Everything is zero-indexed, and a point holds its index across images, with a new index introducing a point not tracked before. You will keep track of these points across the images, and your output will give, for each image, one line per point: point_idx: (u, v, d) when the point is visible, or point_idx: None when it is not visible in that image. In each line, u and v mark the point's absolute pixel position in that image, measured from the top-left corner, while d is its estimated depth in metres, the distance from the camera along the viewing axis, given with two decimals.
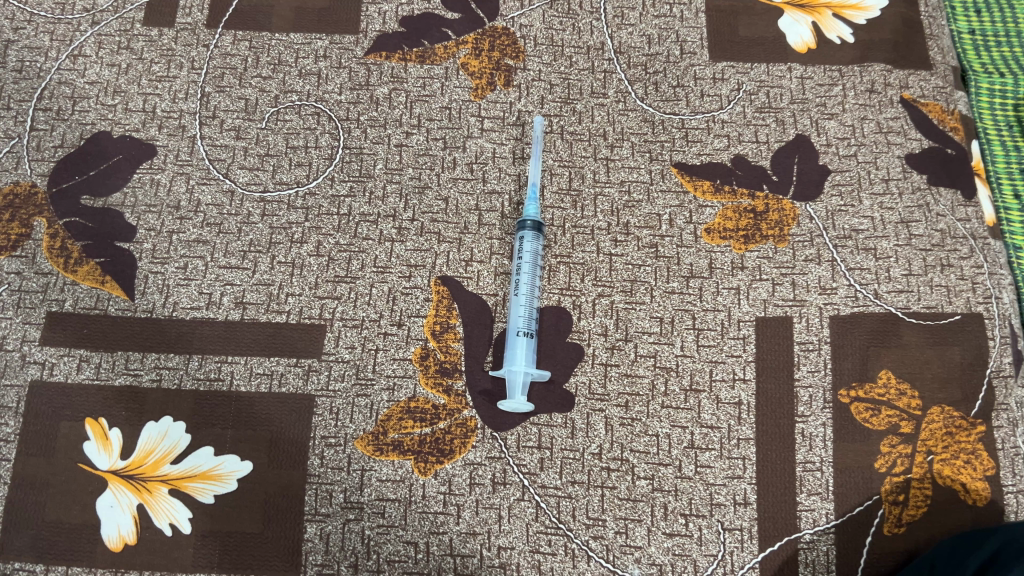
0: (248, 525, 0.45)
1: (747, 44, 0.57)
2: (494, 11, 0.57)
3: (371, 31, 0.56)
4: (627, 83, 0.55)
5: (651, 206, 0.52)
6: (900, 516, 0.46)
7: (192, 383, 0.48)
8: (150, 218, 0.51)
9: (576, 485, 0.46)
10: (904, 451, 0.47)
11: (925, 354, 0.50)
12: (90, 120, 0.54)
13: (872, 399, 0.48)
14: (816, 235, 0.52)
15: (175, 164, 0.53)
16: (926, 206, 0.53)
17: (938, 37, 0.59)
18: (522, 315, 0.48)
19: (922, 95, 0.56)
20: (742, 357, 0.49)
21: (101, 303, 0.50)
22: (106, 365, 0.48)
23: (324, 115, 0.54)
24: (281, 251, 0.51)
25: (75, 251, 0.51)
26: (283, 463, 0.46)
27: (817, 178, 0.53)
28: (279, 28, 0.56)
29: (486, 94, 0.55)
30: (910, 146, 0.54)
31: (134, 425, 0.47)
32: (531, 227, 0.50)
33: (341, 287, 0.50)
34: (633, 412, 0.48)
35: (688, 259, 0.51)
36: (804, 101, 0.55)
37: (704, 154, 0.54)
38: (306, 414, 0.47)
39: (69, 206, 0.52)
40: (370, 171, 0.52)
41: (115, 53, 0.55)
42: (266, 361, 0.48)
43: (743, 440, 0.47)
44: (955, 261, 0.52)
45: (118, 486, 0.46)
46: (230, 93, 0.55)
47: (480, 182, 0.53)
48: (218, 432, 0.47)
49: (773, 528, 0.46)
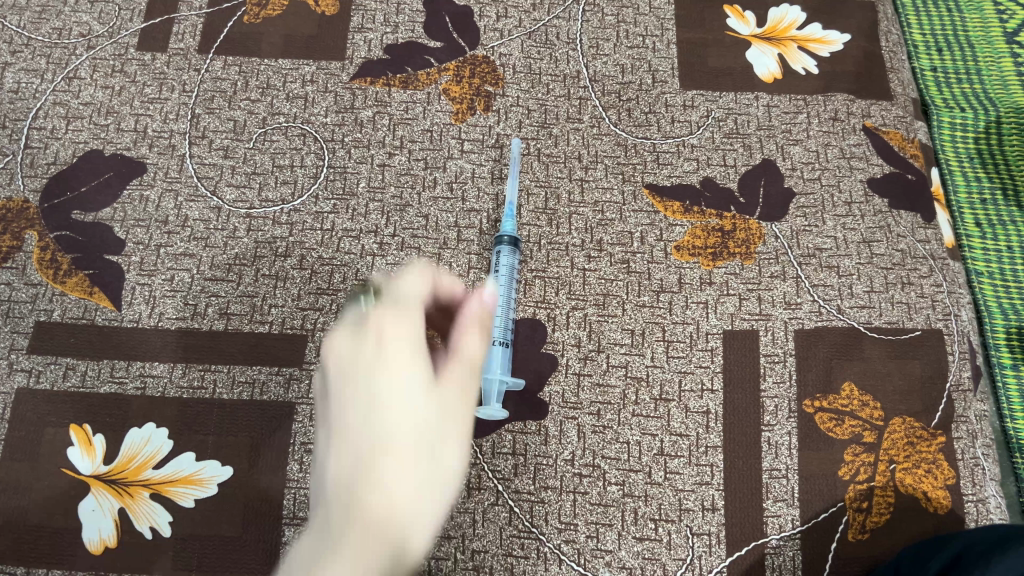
0: (228, 528, 0.46)
1: (716, 74, 0.60)
2: (474, 41, 0.60)
3: (356, 58, 0.59)
4: (602, 110, 0.58)
5: (624, 224, 0.54)
6: (863, 523, 0.48)
7: (176, 391, 0.49)
8: (139, 232, 0.53)
9: (549, 490, 0.48)
10: (867, 460, 0.49)
11: (887, 367, 0.51)
12: (83, 139, 0.56)
13: (836, 409, 0.50)
14: (781, 253, 0.54)
15: (164, 181, 0.54)
16: (887, 227, 0.55)
17: (898, 71, 0.62)
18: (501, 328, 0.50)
19: (883, 123, 0.59)
20: (710, 367, 0.51)
21: (89, 313, 0.51)
22: (91, 373, 0.50)
23: (309, 136, 0.56)
24: (265, 265, 0.52)
25: (64, 264, 0.52)
26: (263, 468, 0.47)
27: (782, 200, 0.55)
28: (269, 54, 0.59)
29: (466, 118, 0.57)
30: (871, 171, 0.57)
31: (118, 431, 0.48)
32: (509, 243, 0.52)
33: (323, 299, 0.51)
34: (605, 420, 0.49)
35: (658, 274, 0.53)
36: (770, 128, 0.58)
37: (674, 176, 0.56)
38: (287, 421, 0.48)
39: (60, 220, 0.53)
40: (353, 189, 0.54)
41: (109, 76, 0.58)
42: (249, 370, 0.50)
43: (711, 447, 0.49)
44: (916, 280, 0.54)
45: (100, 491, 0.47)
46: (219, 114, 0.57)
47: (460, 201, 0.55)
48: (200, 438, 0.48)
49: (740, 533, 0.47)
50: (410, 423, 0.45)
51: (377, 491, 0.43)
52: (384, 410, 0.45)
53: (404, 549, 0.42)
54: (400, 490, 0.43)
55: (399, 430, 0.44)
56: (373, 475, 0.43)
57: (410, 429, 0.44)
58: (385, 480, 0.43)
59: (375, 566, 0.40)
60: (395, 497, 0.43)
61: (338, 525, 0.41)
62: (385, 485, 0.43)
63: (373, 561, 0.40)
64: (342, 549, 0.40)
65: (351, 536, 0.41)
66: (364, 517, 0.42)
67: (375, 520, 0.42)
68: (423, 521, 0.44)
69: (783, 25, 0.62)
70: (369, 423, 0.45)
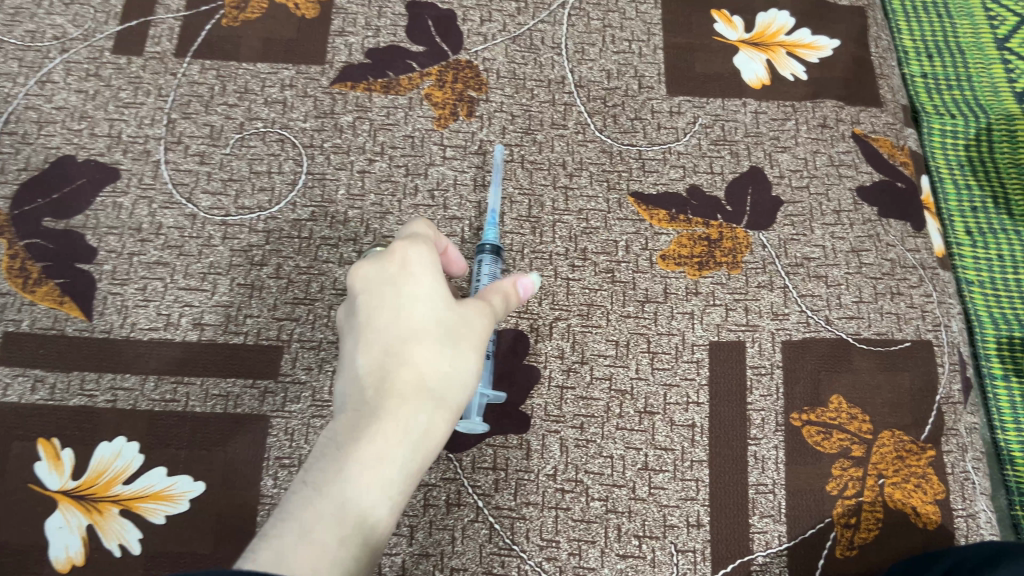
0: (200, 546, 0.45)
1: (704, 79, 0.59)
2: (458, 45, 0.59)
3: (336, 62, 0.58)
4: (587, 116, 0.57)
5: (609, 233, 0.53)
6: (851, 539, 0.47)
7: (148, 404, 0.48)
8: (111, 240, 0.52)
9: (530, 506, 0.46)
10: (855, 475, 0.48)
11: (876, 379, 0.50)
12: (55, 144, 0.54)
13: (824, 422, 0.49)
14: (768, 262, 0.53)
15: (138, 188, 0.53)
16: (876, 236, 0.54)
17: (888, 77, 0.61)
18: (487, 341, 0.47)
19: (873, 130, 0.58)
20: (696, 380, 0.49)
21: (59, 323, 0.50)
22: (61, 385, 0.48)
23: (288, 141, 0.55)
24: (240, 274, 0.51)
25: (34, 272, 0.51)
26: (237, 483, 0.46)
27: (770, 209, 0.54)
28: (248, 58, 0.57)
29: (448, 124, 0.56)
30: (860, 179, 0.56)
31: (87, 444, 0.47)
32: (491, 251, 0.50)
33: (299, 309, 0.50)
34: (588, 433, 0.48)
35: (643, 284, 0.52)
36: (758, 135, 0.57)
37: (660, 184, 0.55)
38: (261, 434, 0.47)
39: (31, 227, 0.52)
40: (332, 197, 0.53)
41: (83, 80, 0.56)
42: (223, 382, 0.48)
43: (697, 462, 0.48)
44: (905, 290, 0.53)
45: (68, 507, 0.46)
46: (196, 119, 0.55)
47: (441, 208, 0.53)
48: (172, 452, 0.47)
49: (726, 550, 0.46)
50: (434, 263, 0.40)
51: (402, 318, 0.39)
52: (404, 251, 0.39)
53: (442, 385, 0.38)
54: (423, 315, 0.39)
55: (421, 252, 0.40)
56: (402, 314, 0.39)
57: (427, 260, 0.40)
58: (412, 313, 0.39)
59: (420, 425, 0.37)
60: (418, 322, 0.39)
61: (370, 345, 0.39)
62: (410, 312, 0.39)
63: (415, 431, 0.37)
64: (376, 417, 0.37)
65: (392, 386, 0.38)
66: (400, 363, 0.38)
67: (409, 346, 0.38)
68: (466, 366, 0.39)
69: (772, 30, 0.61)
70: (384, 261, 0.39)
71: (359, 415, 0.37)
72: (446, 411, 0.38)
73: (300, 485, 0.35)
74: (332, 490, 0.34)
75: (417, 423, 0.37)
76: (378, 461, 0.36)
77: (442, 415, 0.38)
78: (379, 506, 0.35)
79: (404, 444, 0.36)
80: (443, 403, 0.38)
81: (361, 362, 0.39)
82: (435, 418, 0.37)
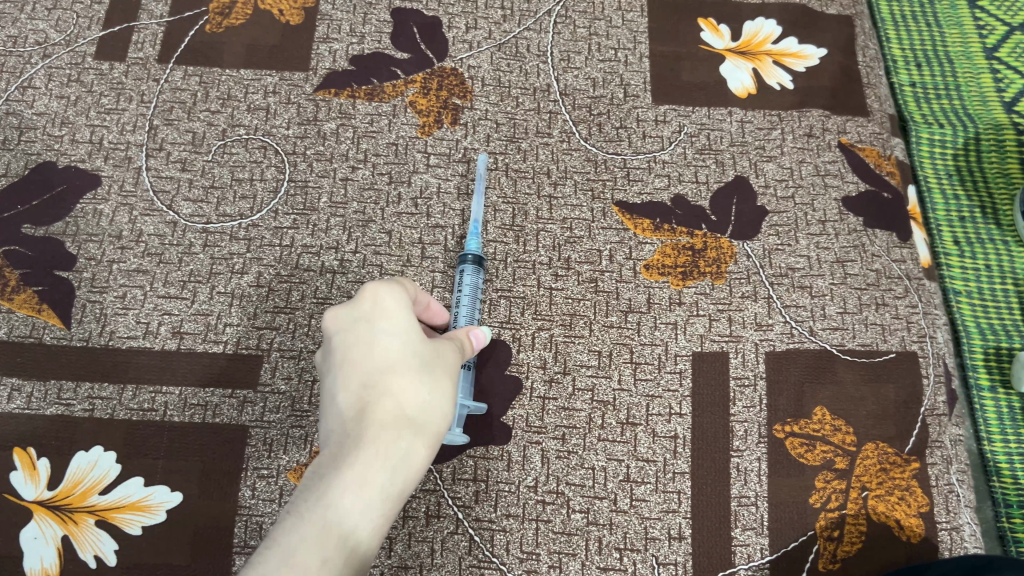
0: (177, 557, 0.45)
1: (690, 88, 0.58)
2: (443, 53, 0.58)
3: (320, 69, 0.57)
4: (572, 124, 0.57)
5: (592, 242, 0.53)
6: (834, 552, 0.47)
7: (126, 413, 0.47)
8: (91, 247, 0.51)
9: (511, 518, 0.46)
10: (838, 487, 0.48)
11: (860, 391, 0.50)
12: (36, 150, 0.54)
13: (807, 434, 0.49)
14: (752, 273, 0.52)
15: (119, 195, 0.53)
16: (861, 247, 0.54)
17: (875, 86, 0.61)
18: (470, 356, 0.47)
19: (859, 140, 0.58)
20: (679, 391, 0.49)
21: (37, 331, 0.49)
22: (38, 394, 0.48)
23: (270, 148, 0.55)
24: (221, 282, 0.51)
25: (13, 280, 0.50)
26: (214, 494, 0.46)
27: (755, 218, 0.54)
28: (231, 64, 0.57)
29: (432, 131, 0.56)
30: (846, 189, 0.56)
31: (63, 454, 0.46)
32: (473, 261, 0.50)
33: (280, 318, 0.50)
34: (570, 445, 0.48)
35: (626, 294, 0.51)
36: (743, 144, 0.57)
37: (644, 193, 0.55)
38: (240, 445, 0.47)
39: (10, 234, 0.51)
40: (314, 205, 0.53)
41: (64, 85, 0.56)
42: (202, 392, 0.48)
43: (679, 474, 0.47)
44: (890, 301, 0.53)
45: (43, 517, 0.45)
46: (178, 126, 0.55)
47: (424, 216, 0.53)
48: (150, 462, 0.46)
49: (708, 563, 0.46)
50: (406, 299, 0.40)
51: (379, 349, 0.39)
52: (377, 288, 0.40)
53: (422, 412, 0.38)
54: (400, 345, 0.39)
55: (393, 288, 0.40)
56: (378, 347, 0.39)
57: (400, 297, 0.40)
58: (389, 345, 0.39)
59: (402, 450, 0.37)
60: (394, 353, 0.39)
61: (348, 379, 0.39)
62: (387, 344, 0.39)
63: (398, 455, 0.37)
64: (358, 444, 0.37)
65: (371, 417, 0.37)
66: (379, 393, 0.38)
67: (386, 378, 0.38)
68: (445, 394, 0.39)
69: (758, 39, 0.61)
70: (358, 299, 0.40)
71: (341, 444, 0.37)
72: (428, 436, 0.38)
73: (284, 514, 0.35)
74: (314, 516, 0.34)
75: (399, 448, 0.37)
76: (361, 485, 0.35)
77: (424, 441, 0.37)
78: (363, 531, 0.35)
79: (387, 468, 0.36)
80: (423, 429, 0.38)
81: (341, 396, 0.39)
82: (417, 444, 0.37)
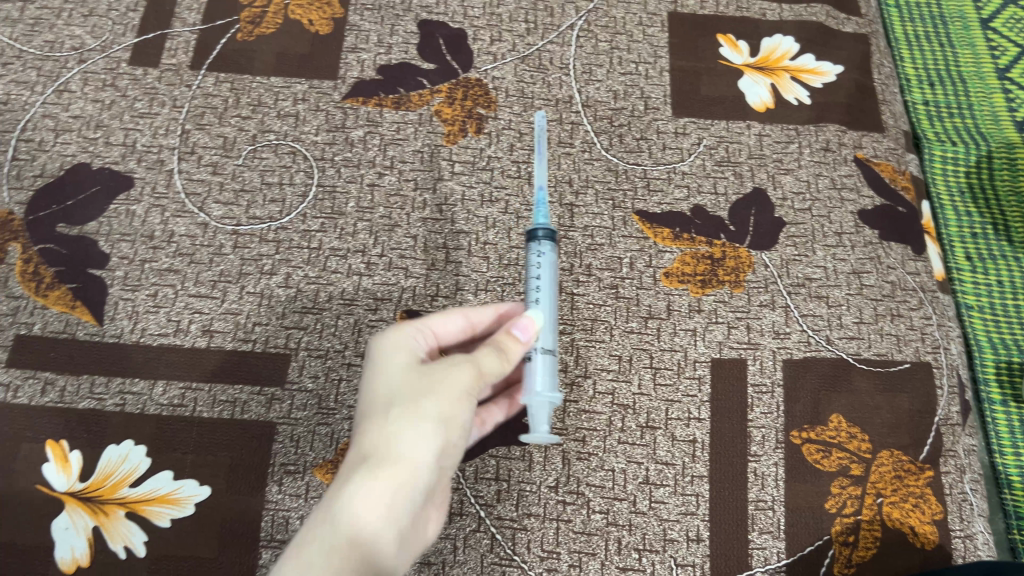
0: (204, 550, 0.46)
1: (709, 102, 0.60)
2: (468, 63, 0.60)
3: (349, 77, 0.59)
4: (594, 135, 0.58)
5: (613, 249, 0.54)
6: (849, 557, 0.47)
7: (156, 409, 0.48)
8: (123, 246, 0.53)
9: (532, 517, 0.47)
10: (854, 493, 0.48)
11: (875, 399, 0.51)
12: (71, 152, 0.55)
13: (823, 441, 0.50)
14: (770, 282, 0.53)
15: (151, 197, 0.54)
16: (877, 259, 0.55)
17: (889, 103, 0.62)
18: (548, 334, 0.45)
19: (874, 155, 0.59)
20: (697, 397, 0.50)
21: (70, 328, 0.50)
22: (70, 389, 0.49)
23: (300, 154, 0.56)
24: (250, 282, 0.52)
25: (47, 277, 0.52)
26: (242, 488, 0.47)
27: (772, 229, 0.55)
28: (262, 72, 0.59)
29: (457, 140, 0.57)
30: (862, 203, 0.57)
31: (95, 447, 0.47)
32: (544, 237, 0.47)
33: (308, 318, 0.51)
34: (590, 446, 0.48)
35: (646, 300, 0.52)
36: (761, 157, 0.58)
37: (664, 203, 0.56)
38: (267, 441, 0.48)
39: (45, 233, 0.53)
40: (342, 209, 0.54)
41: (99, 90, 0.57)
42: (230, 389, 0.49)
43: (697, 477, 0.48)
44: (905, 312, 0.54)
45: (75, 508, 0.46)
46: (209, 130, 0.56)
47: (449, 222, 0.54)
48: (179, 456, 0.47)
49: (725, 565, 0.47)
50: (392, 347, 0.42)
51: (362, 401, 0.41)
52: (371, 346, 0.43)
53: (381, 449, 0.37)
54: (373, 392, 0.40)
55: (381, 342, 0.42)
56: (362, 400, 0.41)
57: (386, 344, 0.42)
58: (367, 394, 0.40)
59: (350, 493, 0.36)
60: (368, 402, 0.40)
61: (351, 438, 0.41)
62: (365, 395, 0.40)
63: (348, 498, 0.36)
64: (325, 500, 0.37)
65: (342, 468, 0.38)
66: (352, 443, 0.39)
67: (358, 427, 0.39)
68: (409, 424, 0.38)
69: (776, 55, 0.62)
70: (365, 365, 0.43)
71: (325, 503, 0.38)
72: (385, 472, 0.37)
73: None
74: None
75: (346, 493, 0.36)
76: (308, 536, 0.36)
77: (377, 477, 0.37)
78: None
79: (336, 514, 0.36)
80: (381, 467, 0.37)
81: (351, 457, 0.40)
82: (365, 483, 0.36)
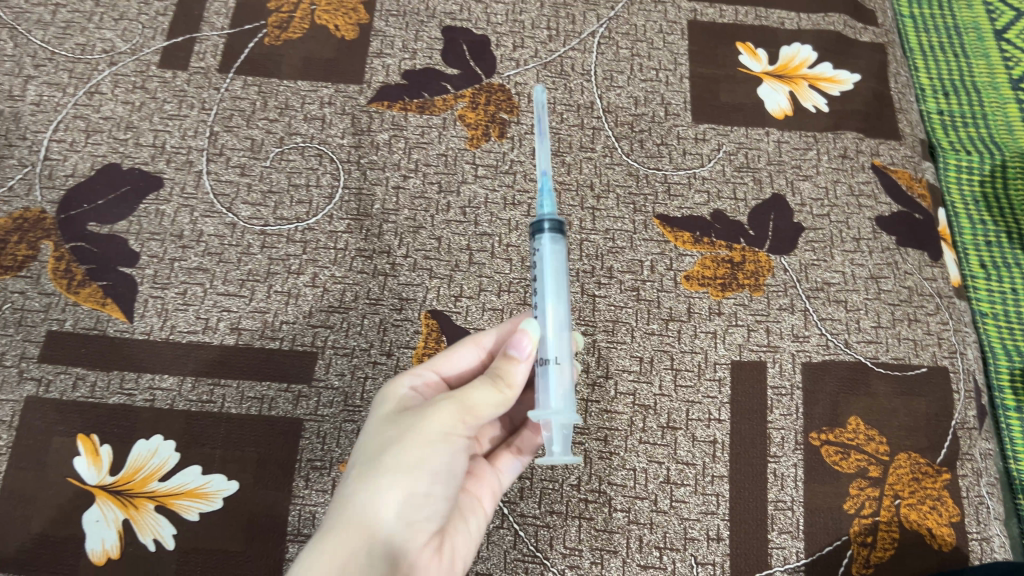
0: (232, 544, 0.46)
1: (729, 109, 0.60)
2: (491, 69, 0.61)
3: (374, 82, 0.60)
4: (615, 140, 0.59)
5: (634, 252, 0.55)
6: (867, 557, 0.48)
7: (185, 404, 0.49)
8: (153, 245, 0.54)
9: (555, 514, 0.48)
10: (872, 495, 0.49)
11: (893, 402, 0.52)
12: (102, 153, 0.56)
13: (842, 442, 0.50)
14: (789, 286, 0.54)
15: (181, 197, 0.55)
16: (894, 264, 0.56)
17: (906, 112, 0.63)
18: (560, 341, 0.41)
19: (891, 162, 0.60)
20: (718, 398, 0.51)
21: (101, 324, 0.51)
22: (101, 384, 0.50)
23: (326, 156, 0.57)
24: (278, 281, 0.53)
25: (78, 274, 0.52)
26: (269, 484, 0.47)
27: (792, 234, 0.56)
28: (289, 75, 0.60)
29: (480, 144, 0.58)
30: (879, 209, 0.58)
31: (125, 442, 0.48)
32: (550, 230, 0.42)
33: (334, 317, 0.52)
34: (612, 446, 0.49)
35: (667, 303, 0.53)
36: (780, 163, 0.58)
37: (685, 208, 0.56)
38: (294, 437, 0.49)
39: (76, 231, 0.54)
40: (368, 210, 0.55)
41: (130, 92, 0.58)
42: (258, 385, 0.50)
43: (717, 477, 0.49)
44: (923, 317, 0.54)
45: (105, 501, 0.47)
46: (237, 133, 0.57)
47: (472, 224, 0.55)
48: (207, 451, 0.48)
49: (744, 564, 0.47)
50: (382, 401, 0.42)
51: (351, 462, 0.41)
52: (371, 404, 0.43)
53: (337, 506, 0.37)
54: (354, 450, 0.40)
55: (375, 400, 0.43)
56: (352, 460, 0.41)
57: (379, 398, 0.42)
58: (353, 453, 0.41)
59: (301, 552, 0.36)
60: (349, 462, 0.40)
61: None
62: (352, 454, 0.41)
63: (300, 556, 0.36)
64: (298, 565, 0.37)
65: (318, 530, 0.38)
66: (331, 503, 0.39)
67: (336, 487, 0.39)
68: (362, 478, 0.37)
69: (795, 63, 0.63)
70: None
71: None
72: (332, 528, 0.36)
73: None
74: None
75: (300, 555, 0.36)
76: None
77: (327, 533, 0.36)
78: None
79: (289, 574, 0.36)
80: (339, 522, 0.36)
81: None
82: (314, 543, 0.36)
